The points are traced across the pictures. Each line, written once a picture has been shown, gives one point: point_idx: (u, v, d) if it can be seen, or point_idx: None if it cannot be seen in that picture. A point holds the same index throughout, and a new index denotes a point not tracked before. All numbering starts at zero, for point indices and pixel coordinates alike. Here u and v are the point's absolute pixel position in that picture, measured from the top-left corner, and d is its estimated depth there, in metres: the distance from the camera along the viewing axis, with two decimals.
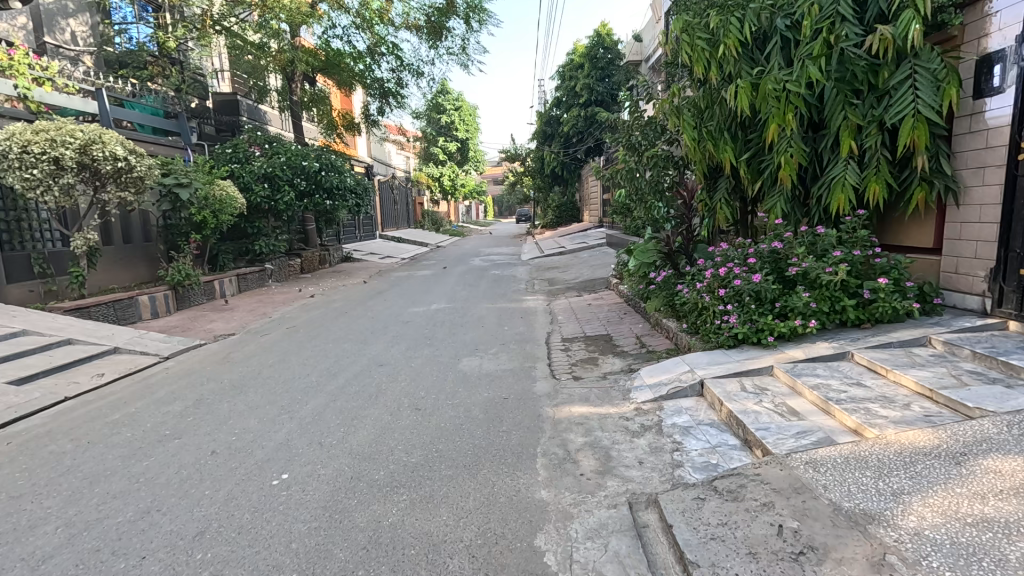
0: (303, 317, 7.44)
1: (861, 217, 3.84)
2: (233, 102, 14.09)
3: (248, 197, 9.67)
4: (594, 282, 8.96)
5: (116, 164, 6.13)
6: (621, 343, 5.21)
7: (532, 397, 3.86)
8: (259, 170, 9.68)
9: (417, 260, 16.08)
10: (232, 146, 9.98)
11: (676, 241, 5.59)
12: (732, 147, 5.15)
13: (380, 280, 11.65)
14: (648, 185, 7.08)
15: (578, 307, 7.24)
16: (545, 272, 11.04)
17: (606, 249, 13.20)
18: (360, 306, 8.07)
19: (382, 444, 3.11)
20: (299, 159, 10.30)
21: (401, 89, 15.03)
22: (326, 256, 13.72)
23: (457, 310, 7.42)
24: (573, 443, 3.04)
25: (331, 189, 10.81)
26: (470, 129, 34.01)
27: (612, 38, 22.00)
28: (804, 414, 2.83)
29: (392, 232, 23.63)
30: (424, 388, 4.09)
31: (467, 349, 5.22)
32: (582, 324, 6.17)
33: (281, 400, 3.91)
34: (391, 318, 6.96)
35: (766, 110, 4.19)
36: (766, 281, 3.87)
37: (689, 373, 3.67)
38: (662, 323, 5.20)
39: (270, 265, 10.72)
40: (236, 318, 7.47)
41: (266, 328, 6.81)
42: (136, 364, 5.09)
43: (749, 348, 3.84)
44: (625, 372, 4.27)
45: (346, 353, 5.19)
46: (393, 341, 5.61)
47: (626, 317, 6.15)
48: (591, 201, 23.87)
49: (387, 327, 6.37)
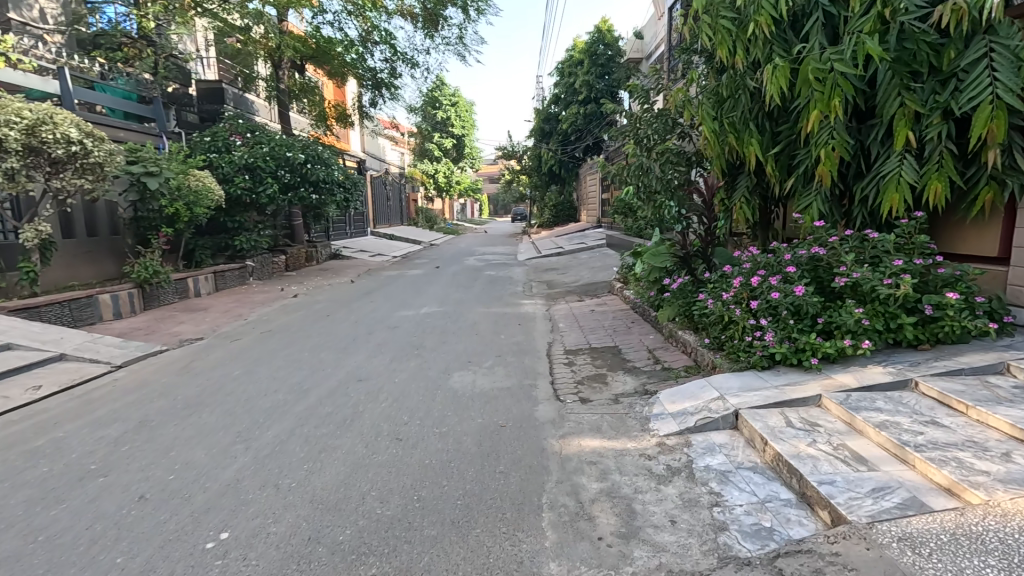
0: (282, 320, 6.85)
1: (918, 221, 3.31)
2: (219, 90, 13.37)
3: (227, 189, 9.04)
4: (596, 286, 8.42)
5: (69, 147, 5.55)
6: (631, 356, 4.67)
7: (533, 424, 3.30)
8: (239, 160, 9.04)
9: (409, 258, 15.46)
10: (211, 134, 9.32)
11: (694, 243, 5.04)
12: (758, 140, 4.62)
13: (369, 280, 11.04)
14: (658, 183, 6.54)
15: (581, 313, 6.68)
16: (543, 274, 10.49)
17: (606, 251, 12.66)
18: (345, 308, 7.48)
19: (351, 490, 2.53)
20: (285, 150, 9.65)
21: (395, 80, 14.37)
22: (314, 253, 13.09)
23: (449, 314, 6.84)
24: (586, 492, 2.48)
25: (318, 182, 10.16)
26: (465, 126, 33.37)
27: (613, 34, 21.46)
28: (873, 462, 2.30)
29: (385, 229, 23.00)
30: (407, 411, 3.52)
31: (459, 361, 4.64)
32: (586, 333, 5.62)
33: (238, 424, 3.33)
34: (376, 322, 6.38)
35: (804, 96, 3.66)
36: (807, 293, 3.34)
37: (719, 400, 3.12)
38: (678, 336, 4.67)
39: (252, 262, 10.11)
40: (208, 320, 6.87)
41: (239, 331, 6.21)
42: (82, 374, 4.49)
43: (787, 370, 3.31)
44: (640, 394, 3.72)
45: (322, 364, 4.61)
46: (376, 351, 5.03)
47: (634, 325, 5.60)
48: (589, 201, 23.36)
49: (372, 333, 5.79)
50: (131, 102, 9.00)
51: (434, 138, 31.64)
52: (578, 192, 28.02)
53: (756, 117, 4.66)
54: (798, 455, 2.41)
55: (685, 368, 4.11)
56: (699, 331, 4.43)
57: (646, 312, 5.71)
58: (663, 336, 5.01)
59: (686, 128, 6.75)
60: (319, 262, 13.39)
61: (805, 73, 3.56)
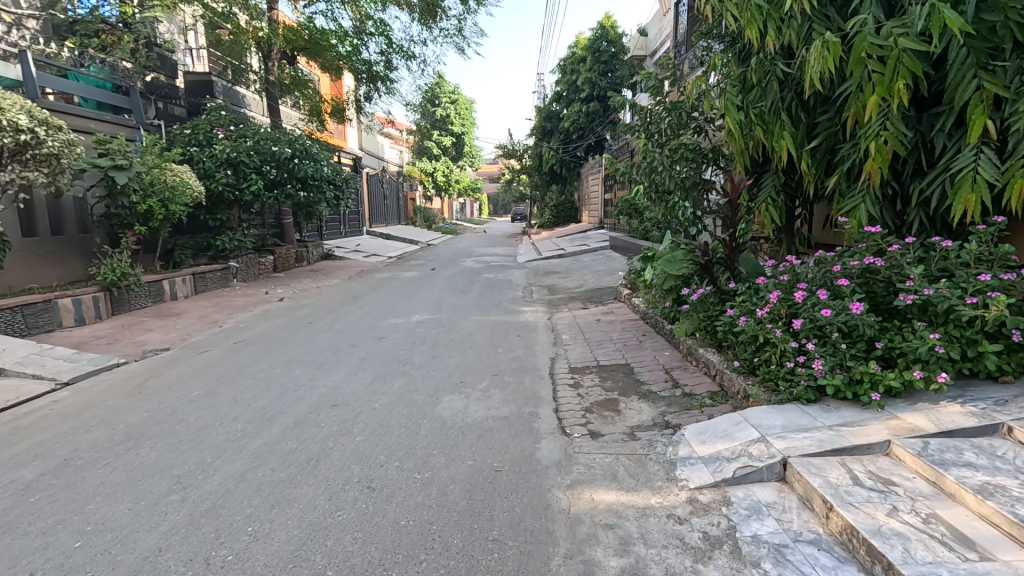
0: (260, 327, 6.29)
1: (999, 226, 2.77)
2: (208, 82, 13.08)
3: (208, 185, 8.48)
4: (601, 292, 7.87)
5: (17, 136, 4.98)
6: (645, 377, 4.12)
7: (535, 468, 2.74)
8: (221, 155, 8.47)
9: (404, 259, 14.91)
10: (191, 127, 8.75)
11: (717, 249, 4.42)
12: (793, 132, 4.07)
13: (360, 282, 10.49)
14: (672, 182, 6.00)
15: (585, 323, 6.14)
16: (544, 278, 9.94)
17: (610, 253, 12.12)
18: (331, 314, 6.92)
19: (303, 567, 1.98)
20: (270, 143, 9.05)
21: (391, 74, 13.77)
22: (304, 253, 12.54)
23: (443, 323, 6.28)
24: (603, 573, 1.93)
25: (307, 178, 9.58)
26: (465, 124, 32.76)
27: (617, 30, 20.91)
28: (985, 547, 1.75)
29: (381, 228, 22.45)
30: (385, 448, 2.96)
31: (451, 382, 4.08)
32: (593, 347, 5.07)
33: (181, 465, 2.77)
34: (362, 331, 5.83)
35: (857, 78, 3.13)
36: (864, 312, 2.80)
37: (761, 444, 2.57)
38: (698, 355, 4.12)
39: (236, 263, 9.56)
40: (180, 327, 6.32)
41: (210, 341, 5.64)
42: (19, 394, 3.94)
43: (841, 406, 2.77)
44: (660, 428, 3.16)
45: (294, 384, 4.05)
46: (358, 368, 4.46)
47: (646, 340, 5.05)
48: (591, 201, 22.83)
49: (355, 344, 5.24)
50: (106, 92, 8.38)
51: (433, 135, 31.10)
52: (579, 192, 27.50)
53: (790, 107, 4.13)
54: (880, 531, 1.87)
55: (711, 395, 3.56)
56: (726, 350, 3.89)
57: (659, 325, 5.17)
58: (680, 354, 4.47)
59: (704, 121, 6.19)
60: (310, 262, 12.86)
61: (860, 50, 3.02)
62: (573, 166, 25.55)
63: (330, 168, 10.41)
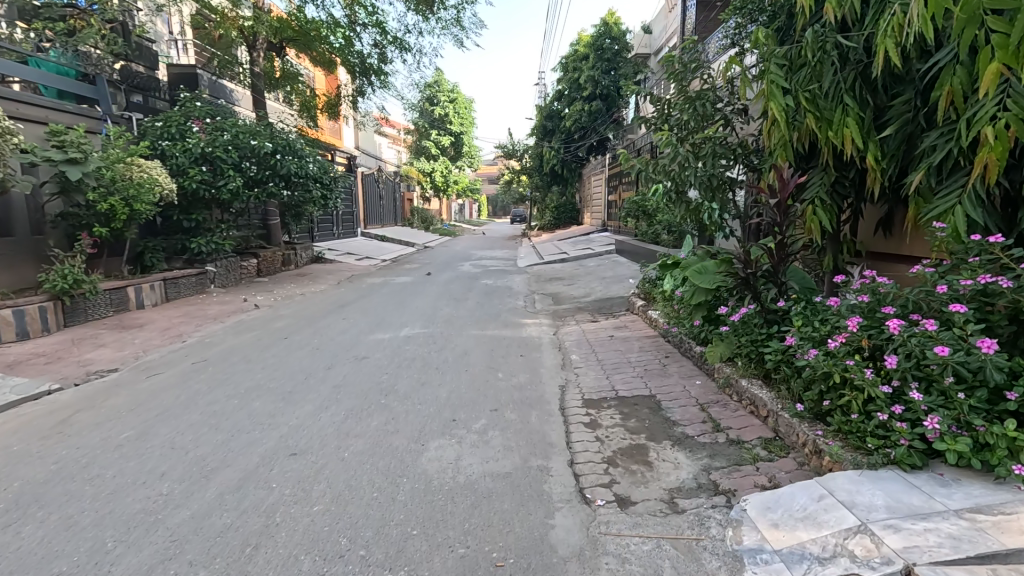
0: (228, 342, 5.58)
1: None
2: (192, 75, 12.36)
3: (180, 182, 7.76)
4: (611, 301, 7.18)
5: None
6: (676, 414, 3.42)
7: (550, 561, 2.02)
8: (195, 149, 7.71)
9: (397, 263, 14.18)
10: (164, 119, 7.99)
11: (761, 259, 3.70)
12: (858, 117, 3.37)
13: (349, 288, 9.77)
14: (696, 180, 5.32)
15: (597, 339, 5.44)
16: (547, 284, 9.26)
17: (616, 258, 11.41)
18: (312, 326, 6.19)
19: None
20: (252, 137, 8.34)
21: (385, 67, 13.04)
22: (291, 256, 11.83)
23: (435, 339, 5.56)
24: None
25: (291, 176, 8.87)
26: (464, 123, 32.00)
27: (620, 27, 20.23)
28: None
29: (376, 230, 21.73)
30: (349, 527, 2.24)
31: (440, 419, 3.36)
32: (608, 372, 4.36)
33: (68, 557, 2.03)
34: (342, 349, 5.12)
35: (970, 41, 2.43)
36: (993, 353, 2.11)
37: (869, 540, 1.83)
38: (738, 387, 3.44)
39: (213, 267, 8.85)
40: (137, 342, 5.59)
41: (167, 360, 4.92)
42: None
43: (959, 476, 2.09)
44: (708, 496, 2.45)
45: (250, 422, 3.33)
46: (331, 399, 3.74)
47: (671, 363, 4.35)
48: (593, 203, 22.16)
49: (332, 367, 4.51)
50: (69, 80, 7.65)
51: (431, 135, 30.45)
52: (580, 193, 26.85)
53: (853, 89, 3.45)
54: None
55: (765, 445, 2.86)
56: (777, 385, 3.20)
57: (684, 346, 4.48)
58: (714, 385, 3.78)
59: (731, 114, 5.52)
60: (297, 266, 12.14)
61: (975, 5, 2.34)
62: (574, 166, 24.90)
63: (317, 165, 9.69)
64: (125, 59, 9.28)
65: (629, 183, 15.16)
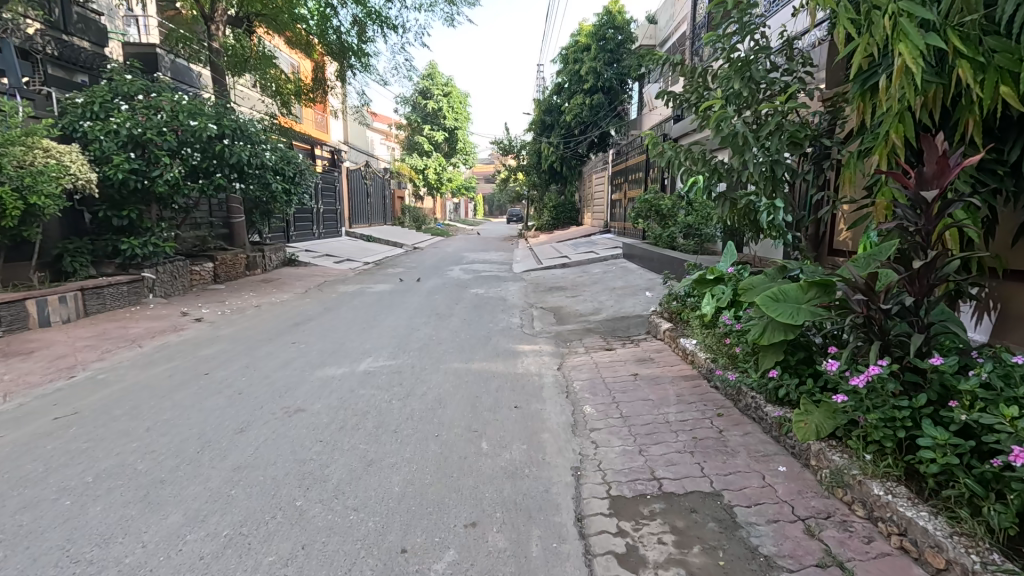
0: (127, 378, 4.23)
1: None
2: (150, 55, 10.89)
3: (103, 171, 6.38)
4: (627, 320, 5.88)
5: None
6: (764, 538, 2.10)
7: None
8: (121, 132, 6.30)
9: (380, 266, 12.83)
10: (85, 95, 6.53)
11: (896, 287, 2.39)
12: None
13: (318, 297, 8.44)
14: (755, 171, 3.97)
15: (617, 381, 4.10)
16: (548, 296, 7.96)
17: (625, 264, 10.08)
18: (249, 355, 4.82)
19: None
20: (192, 116, 6.82)
21: (366, 47, 11.65)
22: (257, 260, 10.45)
23: (403, 376, 4.23)
24: None
25: (245, 166, 7.45)
26: (459, 118, 30.52)
27: (625, 16, 18.92)
28: None
29: (362, 229, 20.32)
30: None
31: (381, 555, 2.03)
32: (643, 442, 3.03)
33: None
34: (275, 394, 3.77)
35: None
36: None
37: None
38: (864, 494, 2.15)
39: (152, 274, 7.47)
40: (8, 376, 4.23)
41: (26, 409, 3.56)
42: None
43: None
44: None
45: (56, 561, 1.98)
46: (218, 500, 2.39)
47: (730, 430, 3.03)
48: (595, 202, 20.85)
49: (246, 429, 3.17)
50: None
51: (424, 130, 29.11)
52: (580, 191, 25.55)
53: None
54: None
55: None
56: (949, 505, 1.91)
57: (747, 402, 3.17)
58: (813, 479, 2.46)
59: (795, 83, 4.22)
60: (265, 270, 10.76)
61: None
62: (574, 163, 23.55)
63: (278, 153, 8.29)
64: (65, 31, 8.05)
65: (636, 181, 13.82)
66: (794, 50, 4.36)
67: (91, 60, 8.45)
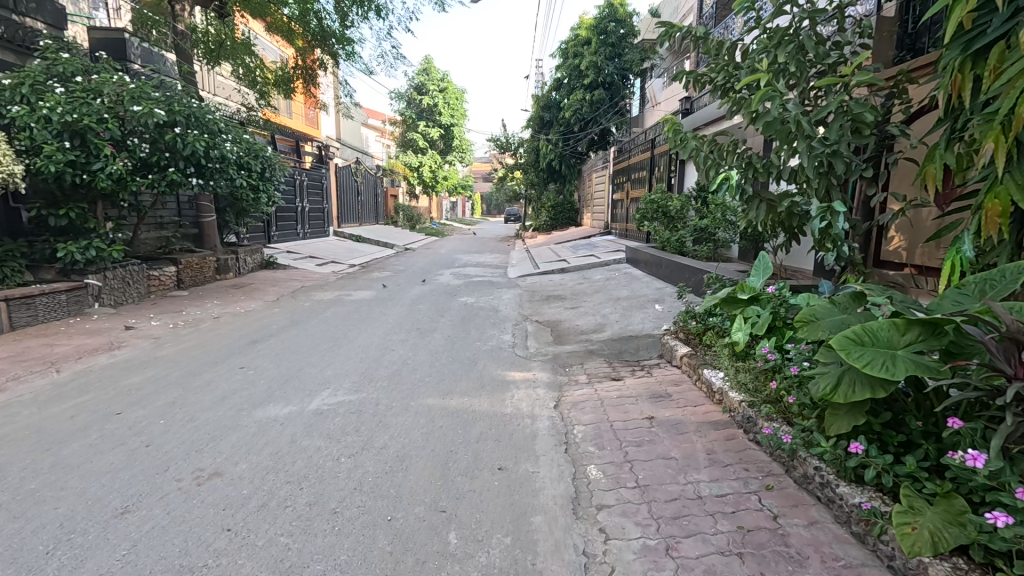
0: (17, 418, 3.39)
1: None
2: (119, 41, 10.01)
3: (32, 163, 5.52)
4: (635, 340, 5.07)
5: None
6: None
7: None
8: (54, 117, 5.41)
9: (366, 270, 11.99)
10: (12, 76, 5.62)
11: None
12: None
13: (290, 306, 7.61)
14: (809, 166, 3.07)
15: (629, 428, 3.28)
16: (545, 307, 7.15)
17: (629, 270, 9.24)
18: (181, 386, 3.98)
19: None
20: (138, 100, 5.92)
21: (350, 33, 10.81)
22: (229, 263, 9.60)
23: (362, 418, 3.41)
24: None
25: (201, 158, 6.56)
26: (455, 114, 29.65)
27: (627, 8, 18.04)
28: None
29: (352, 229, 19.50)
30: None
31: None
32: (670, 534, 2.20)
33: None
34: (192, 447, 2.94)
35: None
36: None
37: None
38: None
39: (98, 280, 6.62)
40: None
41: None
42: None
43: None
44: None
45: None
46: None
47: (789, 518, 2.21)
48: (595, 202, 19.99)
49: (133, 508, 2.34)
50: None
51: (419, 127, 28.27)
52: (579, 190, 24.70)
53: None
54: None
55: None
56: None
57: (809, 475, 2.36)
58: None
59: (851, 58, 3.40)
60: (238, 274, 9.89)
61: None
62: (573, 162, 22.69)
63: (242, 145, 7.40)
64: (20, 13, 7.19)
65: (640, 180, 12.98)
66: (846, 18, 3.56)
67: (28, 38, 7.31)
